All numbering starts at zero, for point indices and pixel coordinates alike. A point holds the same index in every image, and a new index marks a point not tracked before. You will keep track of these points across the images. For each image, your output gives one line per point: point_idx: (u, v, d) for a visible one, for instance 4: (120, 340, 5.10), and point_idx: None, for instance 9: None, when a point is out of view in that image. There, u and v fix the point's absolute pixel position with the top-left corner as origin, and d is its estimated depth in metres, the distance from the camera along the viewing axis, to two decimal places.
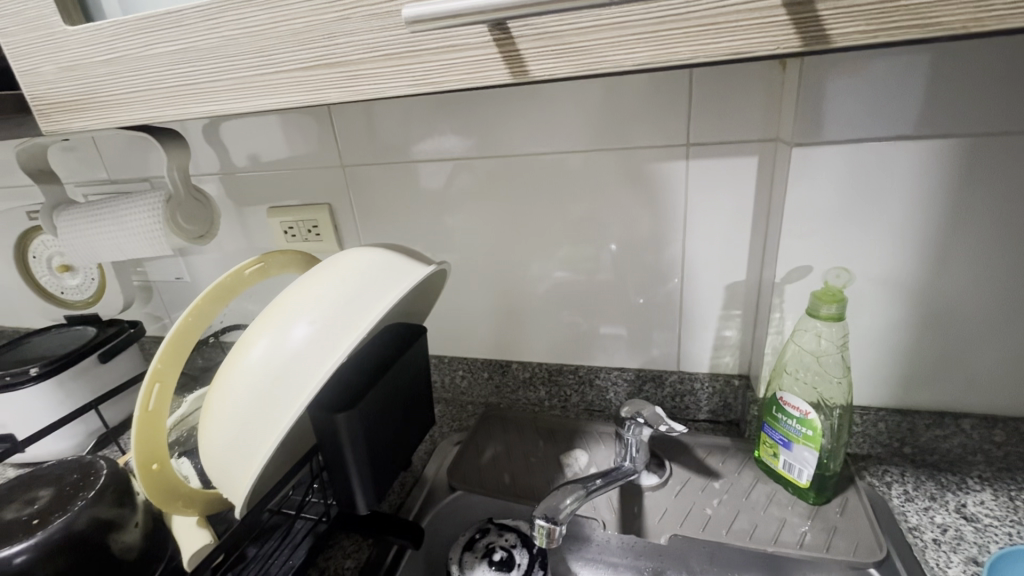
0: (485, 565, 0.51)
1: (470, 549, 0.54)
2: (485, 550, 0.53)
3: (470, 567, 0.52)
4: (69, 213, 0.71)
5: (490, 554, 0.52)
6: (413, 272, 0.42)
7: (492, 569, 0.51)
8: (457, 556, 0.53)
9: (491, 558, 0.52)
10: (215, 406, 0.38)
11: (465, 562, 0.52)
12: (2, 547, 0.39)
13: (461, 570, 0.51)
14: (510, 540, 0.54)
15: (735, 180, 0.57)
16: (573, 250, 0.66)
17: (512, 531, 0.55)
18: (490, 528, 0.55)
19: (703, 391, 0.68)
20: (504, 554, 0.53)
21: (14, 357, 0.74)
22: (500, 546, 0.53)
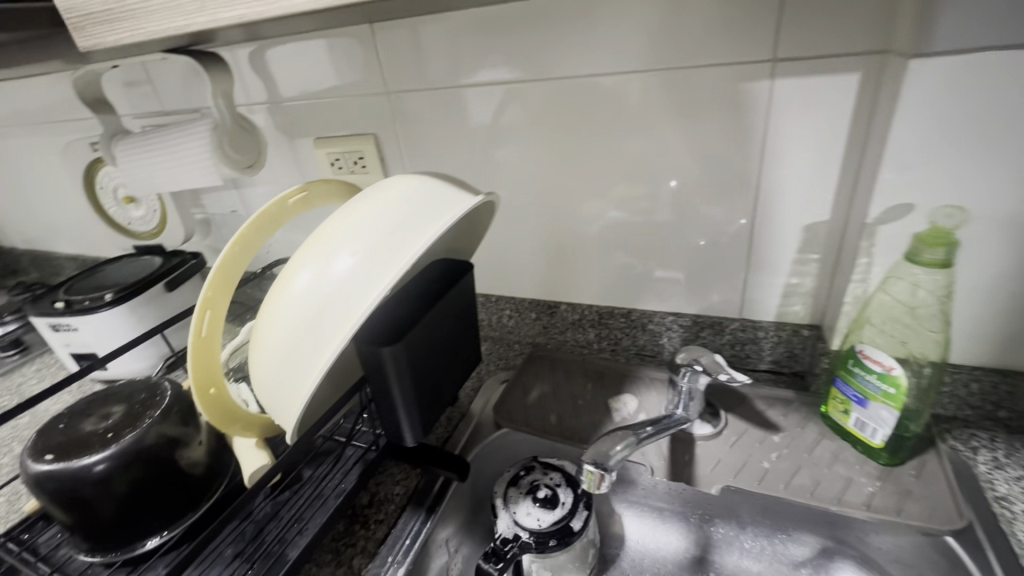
0: (529, 501, 0.50)
1: (514, 484, 0.53)
2: (529, 487, 0.52)
3: (513, 502, 0.51)
4: (125, 142, 0.73)
5: (535, 491, 0.51)
6: (459, 203, 0.39)
7: (536, 505, 0.50)
8: (501, 493, 0.52)
9: (535, 495, 0.51)
10: (262, 335, 0.38)
11: (510, 497, 0.51)
12: (82, 455, 0.42)
13: (505, 504, 0.51)
14: (555, 480, 0.52)
15: (827, 102, 0.49)
16: (631, 187, 0.61)
17: (557, 470, 0.54)
18: (534, 467, 0.54)
19: (767, 340, 0.64)
20: (548, 493, 0.51)
21: (91, 283, 0.79)
22: (545, 484, 0.52)
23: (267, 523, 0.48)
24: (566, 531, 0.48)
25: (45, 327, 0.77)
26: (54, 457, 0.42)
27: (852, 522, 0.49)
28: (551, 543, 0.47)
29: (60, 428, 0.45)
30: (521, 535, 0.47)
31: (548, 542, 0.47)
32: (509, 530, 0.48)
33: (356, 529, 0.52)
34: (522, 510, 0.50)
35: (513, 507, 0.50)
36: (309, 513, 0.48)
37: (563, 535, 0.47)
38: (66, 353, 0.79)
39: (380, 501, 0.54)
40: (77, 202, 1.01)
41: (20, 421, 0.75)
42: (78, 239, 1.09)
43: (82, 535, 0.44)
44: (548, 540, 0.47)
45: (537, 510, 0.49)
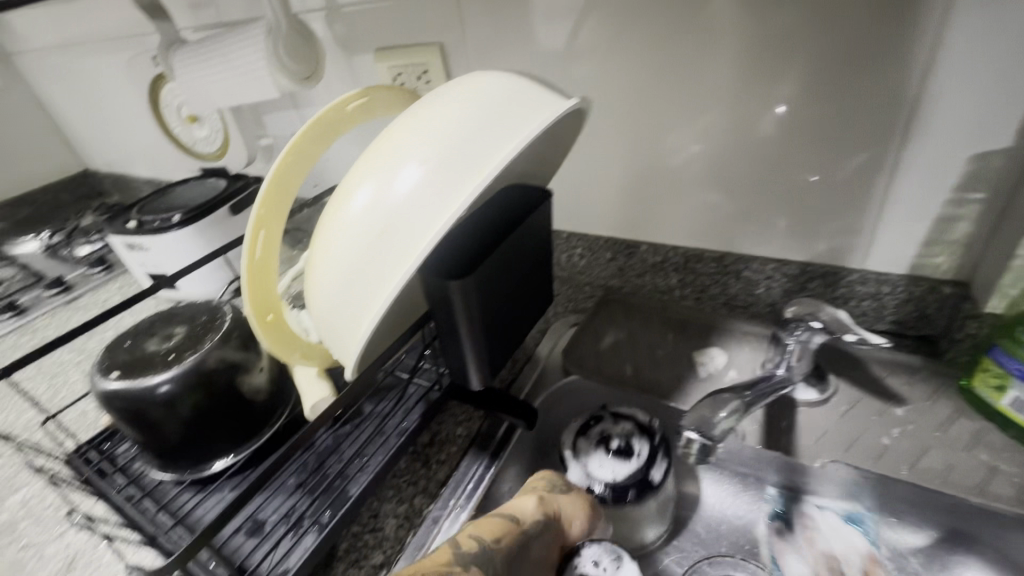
0: (601, 452, 0.45)
1: (583, 433, 0.47)
2: (599, 436, 0.46)
3: (584, 452, 0.46)
4: (183, 52, 0.69)
5: (607, 442, 0.46)
6: (548, 108, 0.32)
7: (610, 458, 0.45)
8: (568, 440, 0.47)
9: (608, 447, 0.45)
10: (318, 258, 0.33)
11: (579, 449, 0.46)
12: (147, 374, 0.41)
13: (575, 456, 0.46)
14: (626, 430, 0.46)
15: None
16: (735, 106, 0.50)
17: (628, 418, 0.47)
18: (603, 415, 0.48)
19: (891, 297, 0.51)
20: (621, 443, 0.46)
21: (161, 205, 0.79)
22: (616, 434, 0.46)
23: (329, 456, 0.46)
24: (645, 485, 0.43)
25: (122, 248, 0.78)
26: (121, 374, 0.41)
27: (995, 517, 0.41)
28: (630, 496, 0.43)
29: (127, 345, 0.44)
30: (595, 487, 0.44)
31: (626, 494, 0.43)
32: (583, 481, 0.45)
33: (418, 468, 0.50)
34: (594, 462, 0.45)
35: (585, 458, 0.45)
36: (370, 448, 0.46)
37: (642, 488, 0.43)
38: (143, 273, 0.81)
39: (441, 441, 0.52)
40: (145, 124, 1.01)
41: (103, 335, 0.78)
42: (149, 162, 1.10)
43: (153, 452, 0.44)
44: (626, 492, 0.43)
45: (611, 462, 0.44)
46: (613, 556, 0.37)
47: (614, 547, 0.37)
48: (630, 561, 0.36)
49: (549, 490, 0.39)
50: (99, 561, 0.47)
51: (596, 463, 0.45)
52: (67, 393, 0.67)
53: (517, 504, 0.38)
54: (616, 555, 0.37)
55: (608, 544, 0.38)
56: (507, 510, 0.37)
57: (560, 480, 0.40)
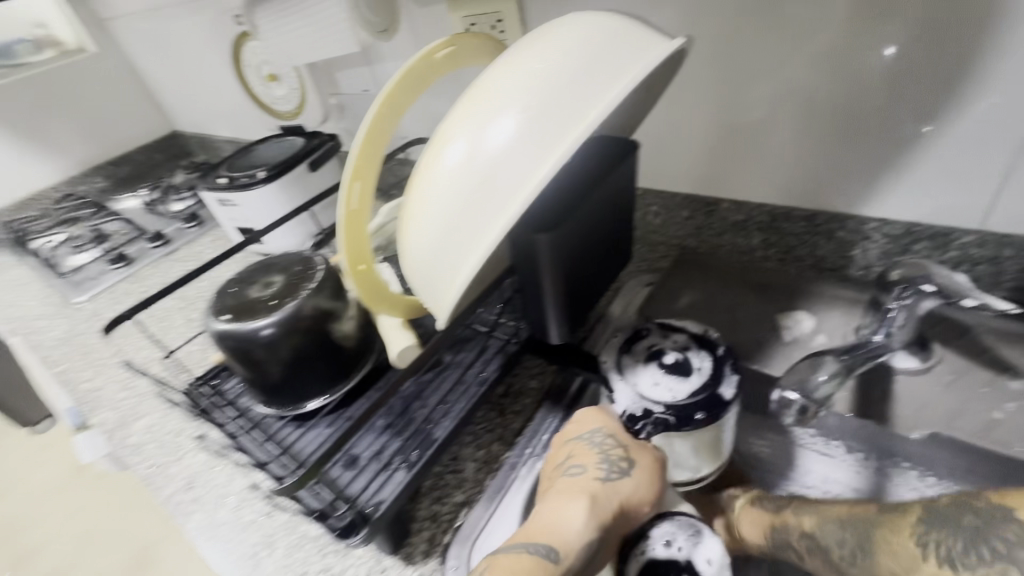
0: (654, 370, 0.42)
1: (628, 351, 0.45)
2: (648, 355, 0.43)
3: (634, 371, 0.43)
4: (266, 10, 0.71)
5: (660, 356, 0.43)
6: (648, 52, 0.30)
7: (663, 372, 0.42)
8: (615, 363, 0.44)
9: (661, 361, 0.42)
10: (412, 213, 0.34)
11: (626, 366, 0.43)
12: (252, 318, 0.44)
13: (623, 375, 0.43)
14: (681, 341, 0.44)
15: None
16: (841, 49, 0.45)
17: (680, 333, 0.45)
18: (652, 331, 0.45)
19: (1016, 261, 0.46)
20: (676, 358, 0.42)
21: (246, 162, 0.83)
22: (669, 349, 0.43)
23: (413, 401, 0.49)
24: (713, 401, 0.38)
25: (213, 203, 0.84)
26: (230, 318, 0.44)
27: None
28: (697, 416, 0.38)
29: (231, 291, 0.48)
30: (653, 411, 0.40)
31: (691, 416, 0.38)
32: (637, 406, 0.41)
33: (494, 417, 0.51)
34: (648, 381, 0.42)
35: (636, 377, 0.42)
36: (452, 396, 0.48)
37: (710, 408, 0.38)
38: (232, 227, 0.86)
39: (516, 393, 0.53)
40: (227, 84, 1.05)
41: (202, 284, 0.85)
42: (231, 123, 1.16)
43: (258, 389, 0.48)
44: (692, 414, 0.38)
45: (667, 379, 0.41)
46: (689, 533, 0.35)
47: (690, 521, 0.36)
48: (710, 536, 0.35)
49: (606, 478, 0.38)
50: (214, 481, 0.53)
51: (649, 378, 0.42)
52: (176, 335, 0.74)
53: (570, 508, 0.37)
54: (694, 531, 0.35)
55: (683, 518, 0.36)
56: (559, 518, 0.36)
57: (615, 456, 0.40)
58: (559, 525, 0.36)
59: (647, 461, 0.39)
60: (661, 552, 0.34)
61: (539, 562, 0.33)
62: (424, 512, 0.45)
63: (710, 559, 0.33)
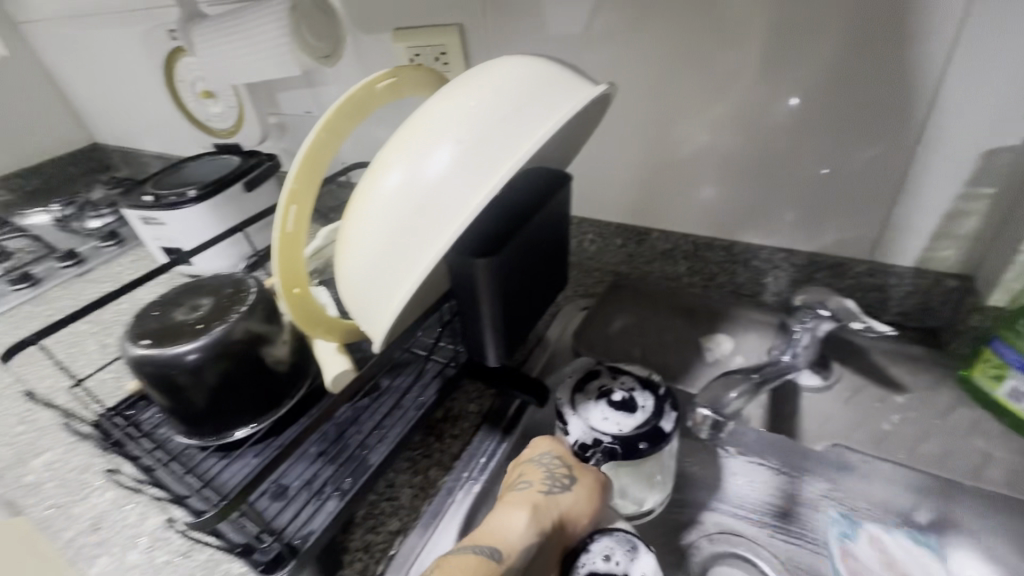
0: (603, 406, 0.43)
1: (580, 389, 0.45)
2: (599, 393, 0.44)
3: (584, 405, 0.43)
4: (203, 27, 0.70)
5: (608, 394, 0.44)
6: (576, 94, 0.33)
7: (611, 410, 0.43)
8: (567, 399, 0.44)
9: (609, 399, 0.43)
10: (350, 236, 0.34)
11: (576, 403, 0.44)
12: (175, 343, 0.42)
13: (573, 411, 0.44)
14: (628, 380, 0.45)
15: None
16: (748, 100, 0.50)
17: (627, 372, 0.46)
18: (601, 370, 0.46)
19: (899, 289, 0.53)
20: (624, 396, 0.44)
21: (177, 179, 0.79)
22: (617, 387, 0.44)
23: (348, 427, 0.48)
24: (658, 434, 0.41)
25: (137, 221, 0.79)
26: (151, 342, 0.42)
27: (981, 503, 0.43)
28: (641, 446, 0.40)
29: (154, 315, 0.45)
30: (602, 441, 0.41)
31: (636, 446, 0.41)
32: (587, 437, 0.42)
33: (432, 442, 0.51)
34: (598, 415, 0.42)
35: (586, 411, 0.43)
36: (389, 421, 0.48)
37: (653, 437, 0.41)
38: (157, 247, 0.82)
39: (455, 417, 0.54)
40: (157, 98, 1.01)
41: (119, 306, 0.79)
42: (160, 137, 1.10)
43: (179, 418, 0.45)
44: (637, 443, 0.40)
45: (615, 415, 0.42)
46: (627, 548, 0.35)
47: (628, 537, 0.36)
48: (645, 552, 0.35)
49: (549, 491, 0.38)
50: (123, 521, 0.49)
51: (597, 415, 0.43)
52: (86, 362, 0.69)
53: (512, 515, 0.36)
54: (631, 546, 0.35)
55: (622, 534, 0.36)
56: (500, 525, 0.36)
57: (559, 471, 0.39)
58: (500, 532, 0.35)
59: (590, 478, 0.39)
60: (599, 566, 0.34)
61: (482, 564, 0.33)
62: (357, 543, 0.43)
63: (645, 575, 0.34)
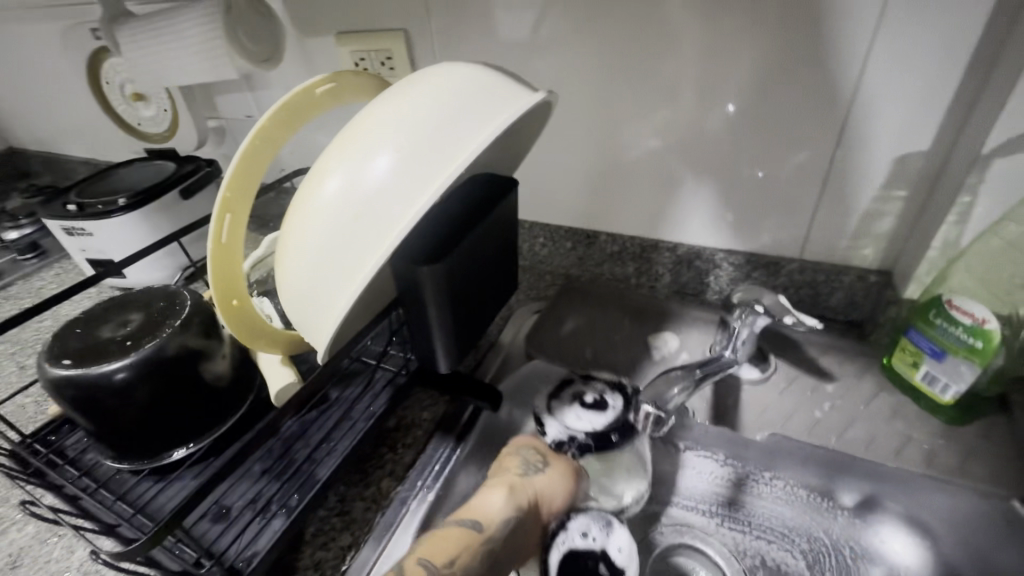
0: (578, 408, 0.48)
1: (555, 397, 0.50)
2: (572, 397, 0.49)
3: (560, 409, 0.48)
4: (131, 26, 0.66)
5: (582, 397, 0.49)
6: (517, 101, 0.33)
7: (585, 412, 0.48)
8: (543, 404, 0.49)
9: (582, 401, 0.48)
10: (289, 245, 0.33)
11: (554, 407, 0.48)
12: (101, 361, 0.39)
13: (551, 414, 0.48)
14: (599, 385, 0.50)
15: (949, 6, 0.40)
16: (685, 107, 0.53)
17: (597, 378, 0.51)
18: (573, 379, 0.51)
19: (825, 285, 0.56)
20: (595, 399, 0.49)
21: (105, 186, 0.74)
22: (590, 391, 0.49)
23: (295, 442, 0.47)
24: (626, 428, 0.46)
25: (59, 231, 0.74)
26: (73, 362, 0.39)
27: (896, 477, 0.46)
28: (614, 438, 0.46)
29: (77, 332, 0.42)
30: (579, 436, 0.46)
31: (609, 439, 0.46)
32: (564, 434, 0.46)
33: (384, 452, 0.50)
34: (572, 415, 0.48)
35: (562, 414, 0.48)
36: (338, 434, 0.47)
37: (623, 430, 0.46)
38: (83, 259, 0.77)
39: (408, 426, 0.53)
40: (83, 100, 0.94)
41: (41, 324, 0.74)
42: (87, 142, 1.03)
43: (105, 443, 0.42)
44: (609, 436, 0.46)
45: (589, 414, 0.47)
46: (601, 524, 0.39)
47: (602, 514, 0.40)
48: (619, 527, 0.39)
49: (524, 473, 0.40)
50: (47, 556, 0.45)
51: (573, 417, 0.48)
52: (3, 385, 0.63)
53: (491, 494, 0.39)
54: (605, 522, 0.40)
55: (595, 511, 0.41)
56: (478, 504, 0.38)
57: (534, 458, 0.42)
58: (479, 507, 0.38)
59: (563, 463, 0.43)
60: (579, 543, 0.38)
61: (465, 536, 0.35)
62: (307, 561, 0.42)
63: (620, 547, 0.38)
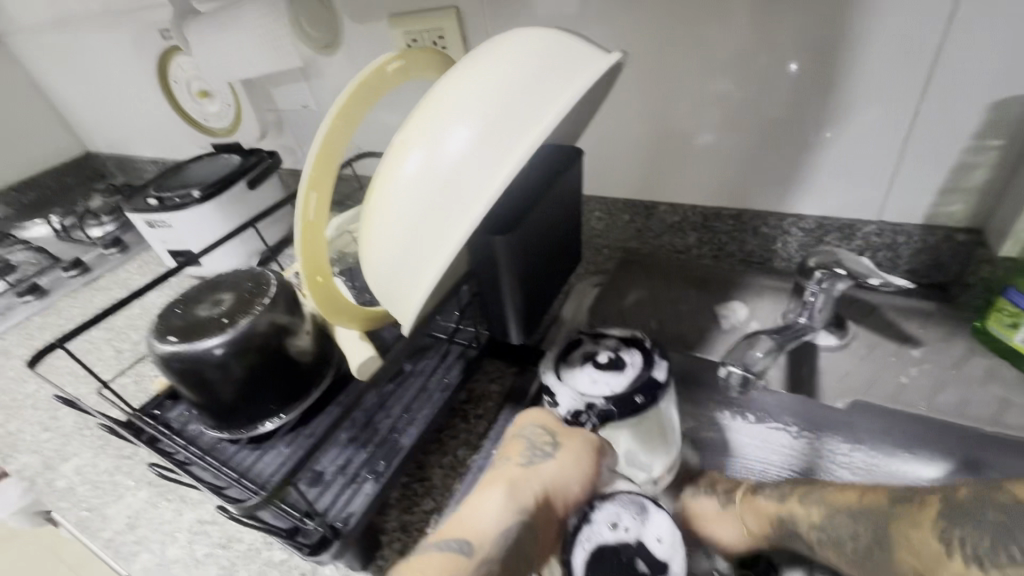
0: (590, 369, 0.44)
1: (564, 360, 0.47)
2: (583, 357, 0.46)
3: (571, 374, 0.45)
4: (197, 25, 0.69)
5: (595, 357, 0.45)
6: (592, 63, 0.33)
7: (598, 370, 0.44)
8: (551, 370, 0.46)
9: (596, 361, 0.45)
10: (375, 222, 0.34)
11: (563, 372, 0.45)
12: (203, 336, 0.42)
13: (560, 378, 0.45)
14: (612, 342, 0.46)
15: None
16: (750, 66, 0.50)
17: (609, 336, 0.47)
18: (583, 338, 0.48)
19: (907, 247, 0.53)
20: (610, 357, 0.45)
21: (179, 180, 0.79)
22: (603, 349, 0.46)
23: (377, 412, 0.49)
24: (650, 384, 0.42)
25: (142, 224, 0.79)
26: (178, 339, 0.43)
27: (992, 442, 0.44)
28: (638, 401, 0.41)
29: (177, 312, 0.46)
30: (595, 403, 0.42)
31: (633, 400, 0.41)
32: (579, 403, 0.43)
33: (457, 422, 0.52)
34: (587, 380, 0.44)
35: (574, 379, 0.44)
36: (417, 404, 0.49)
37: (647, 390, 0.42)
38: (164, 249, 0.82)
39: (478, 398, 0.54)
40: (152, 101, 1.00)
41: (131, 312, 0.80)
42: (156, 141, 1.09)
43: (209, 413, 0.46)
44: (633, 398, 0.41)
45: (605, 376, 0.43)
46: (635, 512, 0.35)
47: (635, 499, 0.36)
48: (656, 511, 0.35)
49: (529, 463, 0.38)
50: (161, 518, 0.50)
51: (587, 378, 0.44)
52: (104, 368, 0.69)
53: (493, 493, 0.37)
54: (638, 508, 0.36)
55: (626, 497, 0.36)
56: (479, 510, 0.36)
57: (541, 441, 0.40)
58: (474, 522, 0.35)
59: (576, 443, 0.39)
60: (608, 536, 0.34)
61: (456, 555, 0.32)
62: (394, 523, 0.44)
63: (660, 537, 0.34)
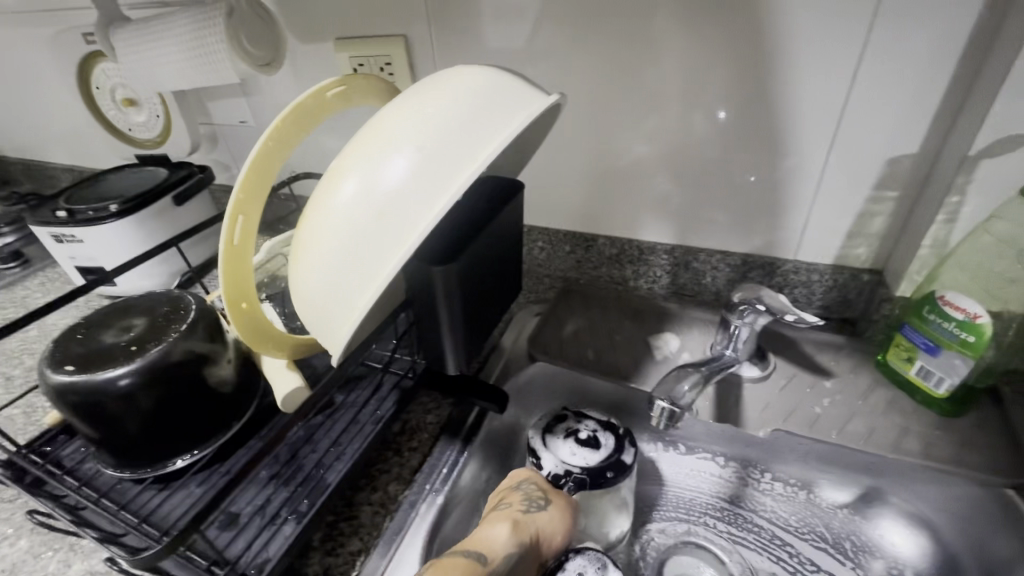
0: (571, 443, 0.43)
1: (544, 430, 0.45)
2: (565, 430, 0.45)
3: (553, 441, 0.44)
4: (126, 31, 0.65)
5: (575, 432, 0.44)
6: (532, 102, 0.34)
7: (578, 448, 0.43)
8: (536, 436, 0.45)
9: (576, 437, 0.44)
10: (306, 248, 0.33)
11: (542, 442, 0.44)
12: (106, 366, 0.39)
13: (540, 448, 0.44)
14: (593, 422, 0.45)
15: (933, 16, 0.42)
16: (682, 112, 0.54)
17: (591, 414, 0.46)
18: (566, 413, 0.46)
19: (820, 284, 0.58)
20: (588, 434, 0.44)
21: (95, 192, 0.73)
22: (584, 426, 0.45)
23: (302, 447, 0.46)
24: (621, 467, 0.42)
25: (48, 238, 0.72)
26: (76, 368, 0.39)
27: (893, 469, 0.47)
28: (608, 476, 0.41)
29: (78, 338, 0.42)
30: (572, 474, 0.41)
31: (603, 476, 0.41)
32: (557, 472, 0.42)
33: (390, 455, 0.50)
34: (566, 450, 0.43)
35: (555, 446, 0.43)
36: (346, 438, 0.47)
37: (618, 468, 0.42)
38: (73, 266, 0.75)
39: (412, 429, 0.53)
40: (71, 107, 0.93)
41: (29, 334, 0.72)
42: (73, 148, 1.01)
43: (108, 450, 0.42)
44: (604, 474, 0.41)
45: (582, 451, 0.43)
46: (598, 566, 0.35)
47: (599, 556, 0.36)
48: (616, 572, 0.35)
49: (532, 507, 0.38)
50: (43, 570, 0.44)
51: (565, 453, 0.43)
52: None
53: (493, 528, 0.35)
54: (602, 564, 0.35)
55: (592, 552, 0.36)
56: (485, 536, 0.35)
57: (537, 493, 0.39)
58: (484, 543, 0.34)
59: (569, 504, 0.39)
60: None
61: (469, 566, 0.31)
62: (315, 566, 0.41)
63: None
